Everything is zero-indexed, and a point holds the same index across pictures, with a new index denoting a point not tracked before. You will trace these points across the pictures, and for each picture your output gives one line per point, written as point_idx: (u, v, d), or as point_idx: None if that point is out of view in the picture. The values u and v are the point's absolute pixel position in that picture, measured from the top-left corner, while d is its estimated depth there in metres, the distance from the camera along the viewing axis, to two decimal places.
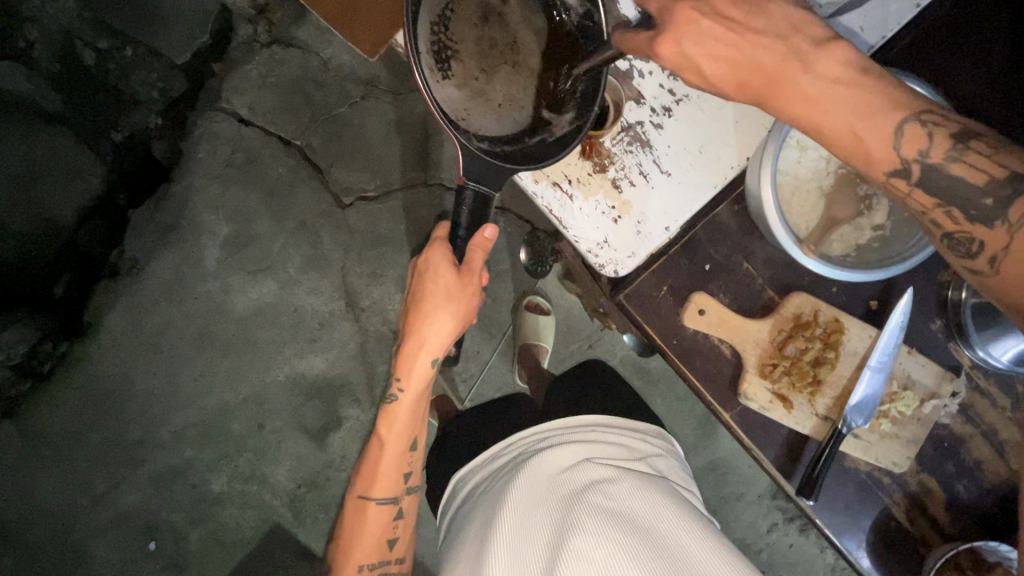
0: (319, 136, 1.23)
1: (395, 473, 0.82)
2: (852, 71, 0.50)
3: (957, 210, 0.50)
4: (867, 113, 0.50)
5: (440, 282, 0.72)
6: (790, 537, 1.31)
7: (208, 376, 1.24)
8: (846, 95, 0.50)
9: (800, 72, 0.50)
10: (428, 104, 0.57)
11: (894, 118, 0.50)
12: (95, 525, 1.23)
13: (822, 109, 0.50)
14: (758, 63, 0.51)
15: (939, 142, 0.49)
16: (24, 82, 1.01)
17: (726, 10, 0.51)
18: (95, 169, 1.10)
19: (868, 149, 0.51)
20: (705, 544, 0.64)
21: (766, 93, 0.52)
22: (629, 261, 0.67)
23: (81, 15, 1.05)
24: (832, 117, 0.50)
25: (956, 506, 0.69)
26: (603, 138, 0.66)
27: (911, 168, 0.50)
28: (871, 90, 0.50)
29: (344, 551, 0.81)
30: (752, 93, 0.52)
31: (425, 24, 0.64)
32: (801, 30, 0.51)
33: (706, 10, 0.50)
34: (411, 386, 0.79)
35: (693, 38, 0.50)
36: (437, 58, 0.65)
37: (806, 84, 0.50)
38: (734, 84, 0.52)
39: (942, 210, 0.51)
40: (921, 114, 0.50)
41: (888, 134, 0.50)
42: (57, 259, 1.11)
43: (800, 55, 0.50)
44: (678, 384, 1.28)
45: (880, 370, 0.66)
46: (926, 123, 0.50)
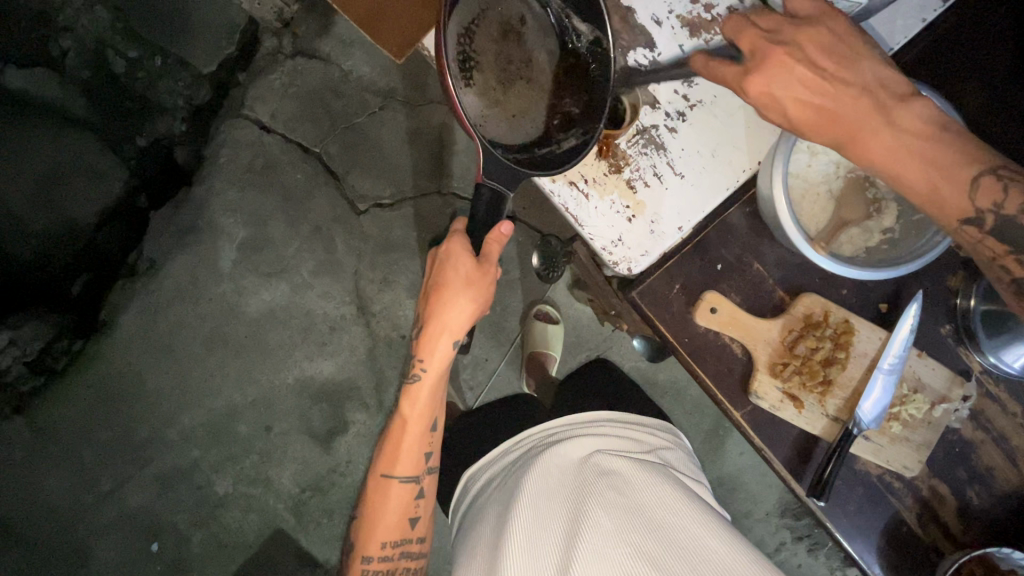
0: (337, 144, 1.25)
1: (418, 450, 0.83)
2: (931, 128, 0.56)
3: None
4: (944, 165, 0.56)
5: (460, 270, 0.71)
6: (799, 556, 1.30)
7: (218, 376, 1.25)
8: (927, 150, 0.56)
9: (883, 124, 0.57)
10: (456, 108, 0.59)
11: (969, 171, 0.55)
12: (98, 525, 1.22)
13: (900, 158, 0.57)
14: (849, 113, 0.57)
15: (1013, 197, 0.54)
16: (56, 88, 1.10)
17: (819, 61, 0.57)
18: (118, 174, 1.14)
19: (942, 197, 0.57)
20: (718, 538, 0.64)
21: (847, 139, 0.58)
22: (643, 260, 0.69)
23: (114, 26, 1.12)
24: (911, 167, 0.57)
25: (968, 513, 0.68)
26: (619, 139, 0.68)
27: (985, 216, 0.56)
28: (947, 145, 0.56)
29: (367, 529, 0.84)
30: (833, 138, 0.59)
31: (452, 35, 0.66)
32: (887, 85, 0.58)
33: (800, 57, 0.57)
34: (433, 366, 0.79)
35: (784, 83, 0.57)
36: (461, 67, 0.67)
37: (892, 135, 0.57)
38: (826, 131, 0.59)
39: (1012, 257, 0.56)
40: (999, 169, 0.55)
41: (964, 184, 0.56)
42: (78, 258, 1.15)
43: (887, 110, 0.57)
44: (686, 397, 1.28)
45: (891, 372, 0.67)
46: (1001, 177, 0.55)
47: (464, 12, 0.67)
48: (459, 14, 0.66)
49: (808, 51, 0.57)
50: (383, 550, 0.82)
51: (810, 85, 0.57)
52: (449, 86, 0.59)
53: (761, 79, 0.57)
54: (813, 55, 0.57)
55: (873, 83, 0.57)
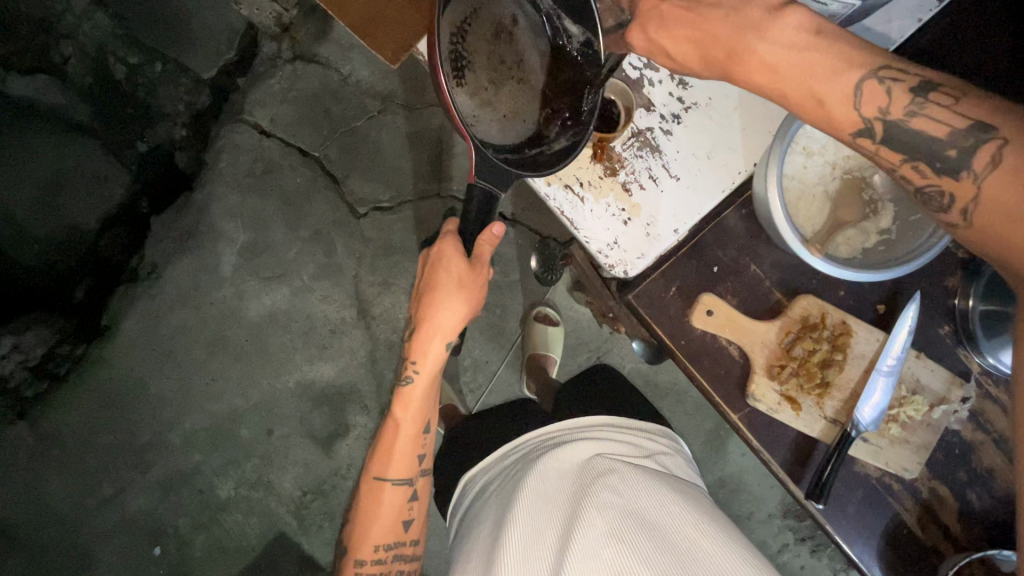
0: (336, 148, 1.26)
1: (411, 453, 0.83)
2: (806, 37, 0.52)
3: (923, 163, 0.49)
4: (825, 75, 0.51)
5: (453, 272, 0.71)
6: (802, 558, 1.29)
7: (220, 380, 1.25)
8: (807, 59, 0.51)
9: (756, 39, 0.54)
10: (448, 106, 0.59)
11: (851, 77, 0.50)
12: (101, 529, 1.23)
13: (779, 72, 0.53)
14: (721, 35, 0.56)
15: (899, 97, 0.48)
16: (58, 95, 1.09)
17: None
18: (119, 178, 1.15)
19: (830, 112, 0.51)
20: (712, 539, 0.64)
21: (728, 65, 0.56)
22: (639, 262, 0.69)
23: (116, 32, 1.13)
24: (792, 83, 0.52)
25: (968, 515, 0.68)
26: (614, 142, 0.68)
27: (874, 126, 0.50)
28: (826, 52, 0.51)
29: (360, 532, 0.84)
30: (714, 65, 0.58)
31: (445, 34, 0.65)
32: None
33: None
34: (426, 367, 0.79)
35: (655, 24, 0.60)
36: (454, 65, 0.66)
37: (763, 51, 0.53)
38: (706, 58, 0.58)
39: (908, 164, 0.50)
40: (880, 70, 0.50)
41: (848, 94, 0.50)
42: (79, 264, 1.16)
43: (755, 25, 0.54)
44: (687, 399, 1.28)
45: (889, 373, 0.67)
46: (887, 78, 0.49)
47: (456, 10, 0.66)
48: (451, 14, 0.66)
49: None
50: (375, 554, 0.83)
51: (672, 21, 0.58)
52: (441, 85, 0.59)
53: (639, 28, 0.61)
54: None
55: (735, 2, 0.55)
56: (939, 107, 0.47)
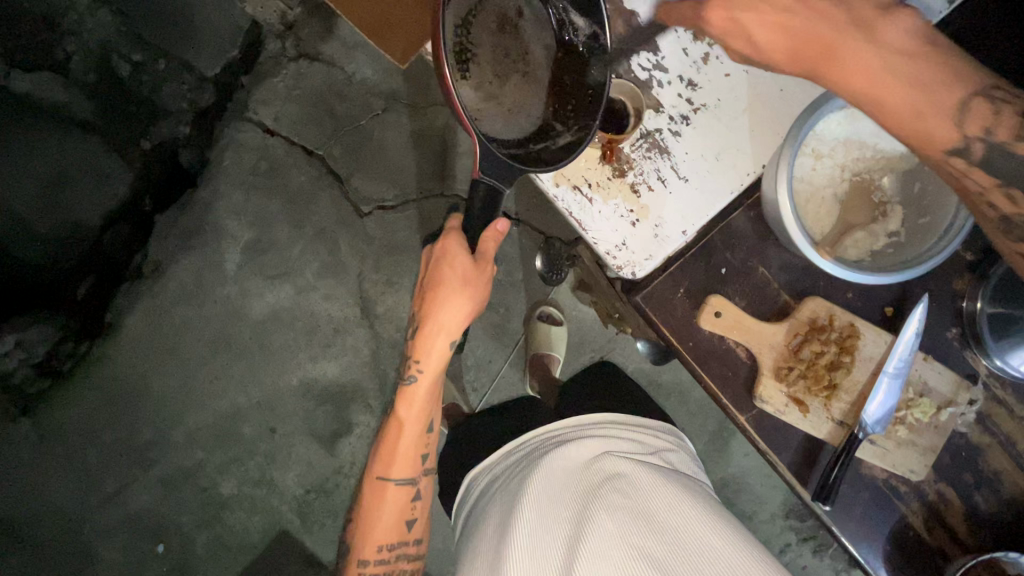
0: (341, 147, 1.25)
1: (414, 453, 0.84)
2: (912, 47, 0.51)
3: (1016, 190, 0.50)
4: (931, 88, 0.50)
5: (455, 268, 0.71)
6: (803, 558, 1.29)
7: (223, 378, 1.25)
8: (910, 70, 0.51)
9: (862, 41, 0.52)
10: (450, 98, 0.59)
11: (956, 93, 0.50)
12: (104, 526, 1.23)
13: (881, 80, 0.51)
14: (821, 34, 0.53)
15: (1006, 119, 0.49)
16: (61, 92, 1.06)
17: None
18: (123, 173, 1.13)
19: (927, 127, 0.51)
20: (718, 536, 0.64)
21: (818, 65, 0.54)
22: (647, 263, 0.69)
23: (118, 29, 1.10)
24: (893, 94, 0.51)
25: (974, 517, 0.68)
26: (623, 143, 0.68)
27: (973, 146, 0.50)
28: (933, 66, 0.51)
29: (363, 532, 0.84)
30: (803, 63, 0.55)
31: (449, 27, 0.67)
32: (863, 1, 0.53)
33: None
34: (430, 366, 0.79)
35: (746, 9, 0.54)
36: (458, 58, 0.68)
37: (864, 54, 0.51)
38: (796, 58, 0.55)
39: (1002, 190, 0.51)
40: (987, 89, 0.50)
41: (950, 109, 0.50)
42: (82, 260, 1.13)
43: (865, 27, 0.52)
44: (690, 399, 1.28)
45: (897, 376, 0.67)
46: (996, 99, 0.50)
47: (460, 4, 0.68)
48: (455, 7, 0.67)
49: None
50: (379, 553, 0.83)
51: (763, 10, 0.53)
52: (445, 77, 0.59)
53: (727, 12, 0.55)
54: None
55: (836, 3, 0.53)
56: None
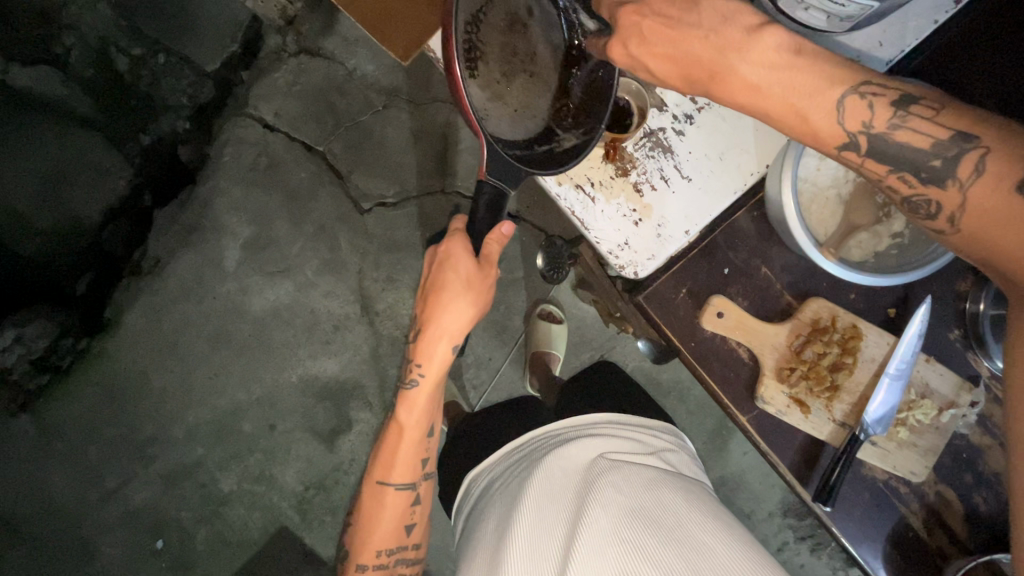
0: (341, 143, 1.25)
1: (414, 457, 0.84)
2: (788, 57, 0.51)
3: (909, 174, 0.50)
4: (810, 95, 0.50)
5: (459, 272, 0.71)
6: (802, 556, 1.30)
7: (223, 375, 1.25)
8: (791, 80, 0.51)
9: (735, 59, 0.52)
10: (460, 99, 0.59)
11: (832, 94, 0.50)
12: (103, 521, 1.23)
13: (764, 93, 0.52)
14: (702, 56, 0.54)
15: (880, 112, 0.49)
16: (60, 88, 1.07)
17: (664, 9, 0.55)
18: (123, 170, 1.15)
19: (815, 127, 0.51)
20: (716, 537, 0.63)
21: (709, 85, 0.55)
22: (649, 263, 0.69)
23: (118, 24, 1.10)
24: (777, 101, 0.52)
25: (974, 518, 0.68)
26: (626, 142, 0.68)
27: (858, 139, 0.50)
28: (811, 70, 0.51)
29: (361, 537, 0.84)
30: (696, 83, 0.56)
31: (460, 22, 0.63)
32: (732, 20, 0.53)
33: (648, 11, 0.56)
34: (431, 371, 0.79)
35: (637, 40, 0.56)
36: (467, 55, 0.65)
37: (748, 72, 0.52)
38: (687, 77, 0.56)
39: (894, 175, 0.50)
40: (861, 85, 0.50)
41: (830, 109, 0.50)
42: (81, 256, 1.15)
43: (735, 45, 0.52)
44: (690, 398, 1.28)
45: (898, 377, 0.67)
46: (869, 93, 0.50)
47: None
48: (468, 1, 0.64)
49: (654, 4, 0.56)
50: (378, 558, 0.83)
51: (653, 38, 0.55)
52: (455, 76, 0.59)
53: (619, 42, 0.57)
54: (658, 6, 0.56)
55: (713, 22, 0.53)
56: (922, 120, 0.48)
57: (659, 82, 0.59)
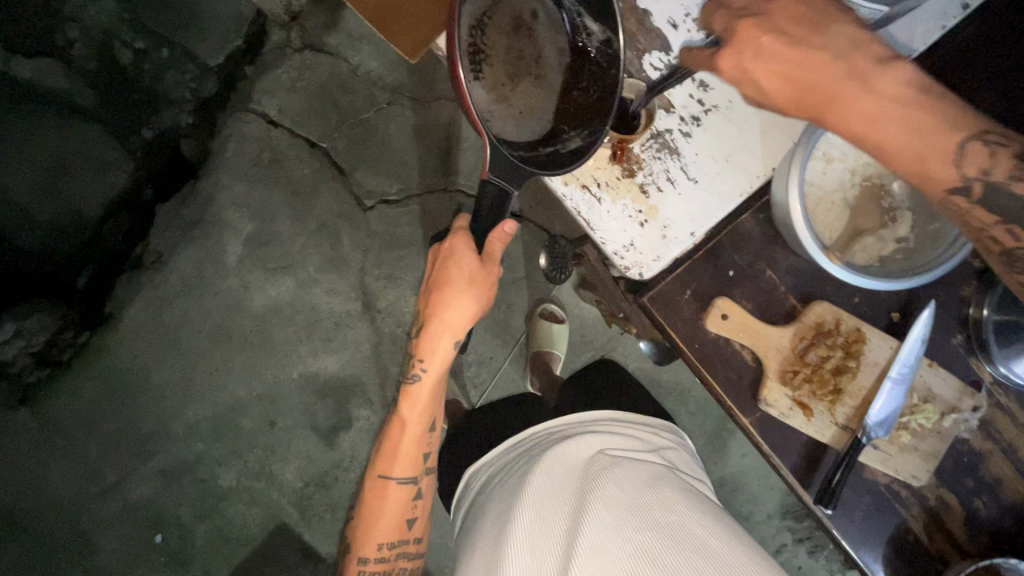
0: (344, 140, 1.25)
1: (416, 452, 0.84)
2: (914, 94, 0.51)
3: (1018, 228, 0.50)
4: (929, 134, 0.50)
5: (462, 268, 0.71)
6: (799, 558, 1.30)
7: (224, 370, 1.25)
8: (912, 117, 0.51)
9: (861, 89, 0.51)
10: (464, 99, 0.59)
11: (958, 137, 0.50)
12: (102, 516, 1.23)
13: (882, 125, 0.51)
14: (821, 80, 0.52)
15: (1005, 161, 0.49)
16: (63, 79, 1.09)
17: (788, 27, 0.53)
18: (124, 164, 1.14)
19: (928, 167, 0.51)
20: (717, 536, 0.63)
21: (820, 110, 0.53)
22: (654, 265, 0.69)
23: (122, 16, 1.12)
24: (895, 137, 0.51)
25: (974, 523, 0.69)
26: (633, 143, 0.68)
27: (973, 185, 0.51)
28: (935, 112, 0.50)
29: (364, 531, 0.84)
30: (803, 108, 0.54)
31: (464, 27, 0.66)
32: (863, 47, 0.52)
33: (767, 27, 0.53)
34: (434, 366, 0.79)
35: (750, 53, 0.53)
36: (472, 59, 0.67)
37: (868, 102, 0.51)
38: (796, 101, 0.54)
39: (1003, 227, 0.51)
40: (988, 133, 0.50)
41: (952, 153, 0.50)
42: (81, 249, 1.16)
43: (862, 73, 0.51)
44: (690, 399, 1.29)
45: (900, 381, 0.67)
46: (992, 143, 0.50)
47: (475, 4, 0.67)
48: (472, 6, 0.67)
49: (777, 20, 0.53)
50: (380, 552, 0.83)
51: (773, 52, 0.52)
52: (458, 75, 0.59)
53: (733, 54, 0.54)
54: (780, 22, 0.53)
55: (843, 45, 0.51)
56: None
57: (757, 102, 0.56)
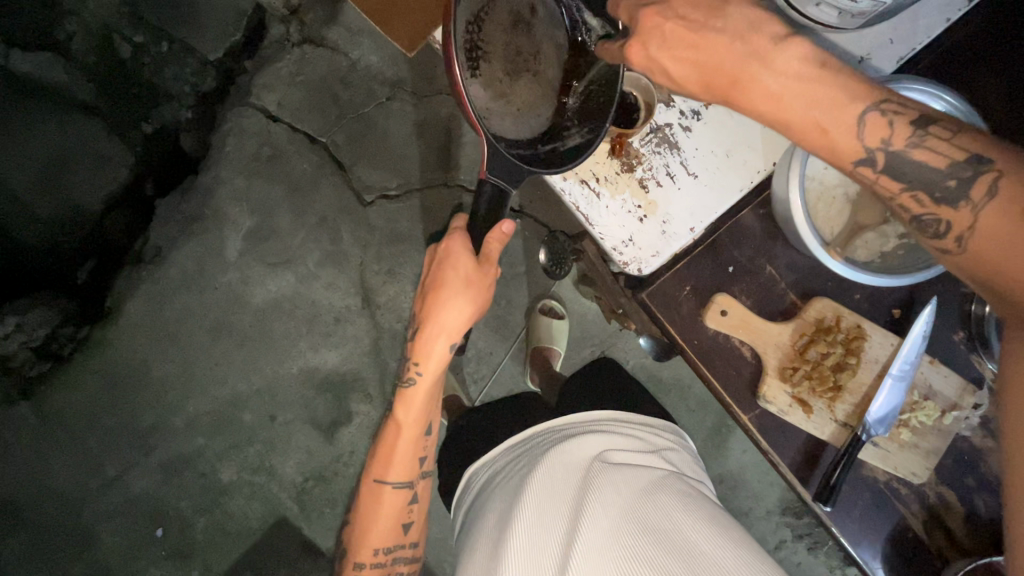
0: (344, 135, 1.24)
1: (412, 456, 0.83)
2: (812, 69, 0.49)
3: (922, 193, 0.50)
4: (833, 109, 0.49)
5: (459, 271, 0.70)
6: (799, 554, 1.30)
7: (224, 365, 1.25)
8: (815, 92, 0.49)
9: (760, 69, 0.50)
10: (460, 96, 0.58)
11: (856, 110, 0.49)
12: (103, 510, 1.24)
13: (787, 104, 0.50)
14: (725, 64, 0.52)
15: (901, 130, 0.49)
16: (62, 74, 1.10)
17: (685, 10, 0.53)
18: (124, 158, 1.15)
19: (834, 142, 0.50)
20: (717, 539, 0.63)
21: (728, 93, 0.52)
22: (653, 260, 0.69)
23: (121, 10, 1.11)
24: (799, 114, 0.50)
25: (975, 521, 0.68)
26: (632, 138, 0.67)
27: (875, 155, 0.50)
28: (831, 84, 0.49)
29: (360, 534, 0.85)
30: (714, 91, 0.53)
31: (461, 23, 0.65)
32: (757, 26, 0.51)
33: (668, 12, 0.53)
34: (430, 369, 0.78)
35: (658, 42, 0.54)
36: (469, 56, 0.66)
37: (770, 82, 0.50)
38: (704, 84, 0.53)
39: (909, 194, 0.50)
40: (882, 103, 0.49)
41: (853, 126, 0.49)
42: (83, 243, 1.16)
43: (761, 54, 0.50)
44: (690, 395, 1.28)
45: (901, 378, 0.67)
46: (889, 112, 0.49)
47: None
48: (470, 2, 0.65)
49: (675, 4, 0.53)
50: (376, 556, 0.83)
51: (674, 39, 0.52)
52: (454, 72, 0.58)
53: (638, 43, 0.55)
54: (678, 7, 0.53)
55: (741, 25, 0.51)
56: (940, 140, 0.49)
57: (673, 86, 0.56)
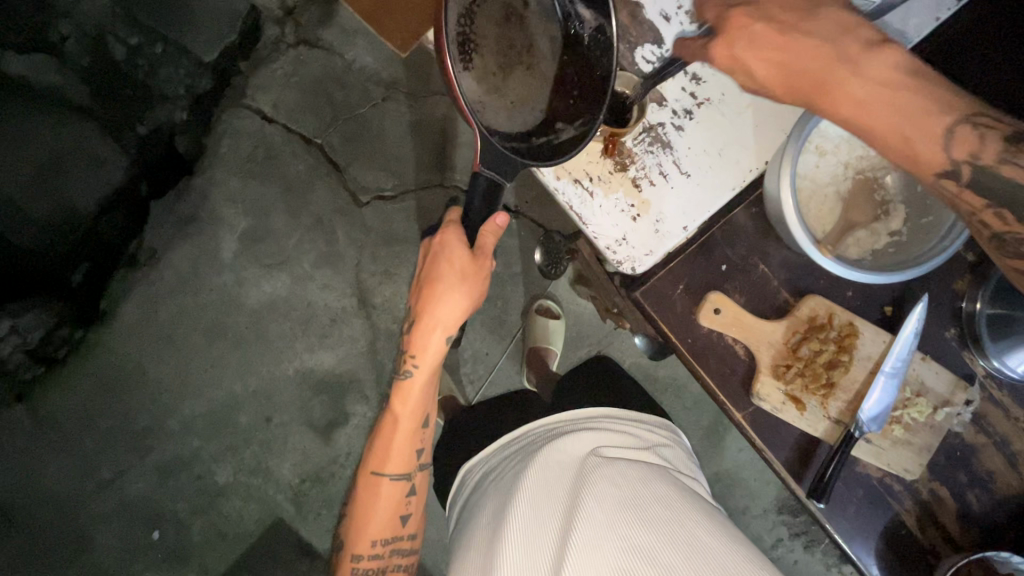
0: (339, 136, 1.24)
1: (408, 449, 0.83)
2: (903, 77, 0.54)
3: (1006, 209, 0.52)
4: (914, 114, 0.53)
5: (453, 263, 0.71)
6: (795, 553, 1.30)
7: (220, 366, 1.25)
8: (898, 100, 0.54)
9: (849, 73, 0.55)
10: (450, 84, 0.58)
11: (944, 120, 0.52)
12: (99, 512, 1.23)
13: (869, 108, 0.54)
14: (808, 67, 0.56)
15: (992, 144, 0.52)
16: (55, 74, 1.07)
17: (779, 15, 0.57)
18: (119, 160, 1.12)
19: (915, 149, 0.54)
20: (712, 534, 0.63)
21: (812, 95, 0.57)
22: (647, 259, 0.69)
23: (115, 11, 1.10)
24: (883, 120, 0.54)
25: (967, 516, 0.69)
26: (626, 137, 0.67)
27: (960, 169, 0.53)
28: (918, 94, 0.53)
29: (356, 527, 0.84)
30: (798, 94, 0.58)
31: (454, 16, 0.64)
32: (854, 35, 0.56)
33: (760, 17, 0.58)
34: (425, 363, 0.79)
35: (744, 40, 0.57)
36: (461, 48, 0.66)
37: (856, 87, 0.54)
38: (790, 86, 0.58)
39: (992, 210, 0.53)
40: (974, 117, 0.52)
41: (937, 135, 0.53)
42: (77, 247, 1.13)
43: (852, 59, 0.55)
44: (685, 394, 1.29)
45: (893, 375, 0.67)
46: (980, 125, 0.52)
47: None
48: None
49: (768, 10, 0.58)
50: (372, 549, 0.83)
51: (764, 40, 0.56)
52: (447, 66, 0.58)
53: (726, 43, 0.58)
54: (772, 12, 0.58)
55: (832, 31, 0.56)
56: None
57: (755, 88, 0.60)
